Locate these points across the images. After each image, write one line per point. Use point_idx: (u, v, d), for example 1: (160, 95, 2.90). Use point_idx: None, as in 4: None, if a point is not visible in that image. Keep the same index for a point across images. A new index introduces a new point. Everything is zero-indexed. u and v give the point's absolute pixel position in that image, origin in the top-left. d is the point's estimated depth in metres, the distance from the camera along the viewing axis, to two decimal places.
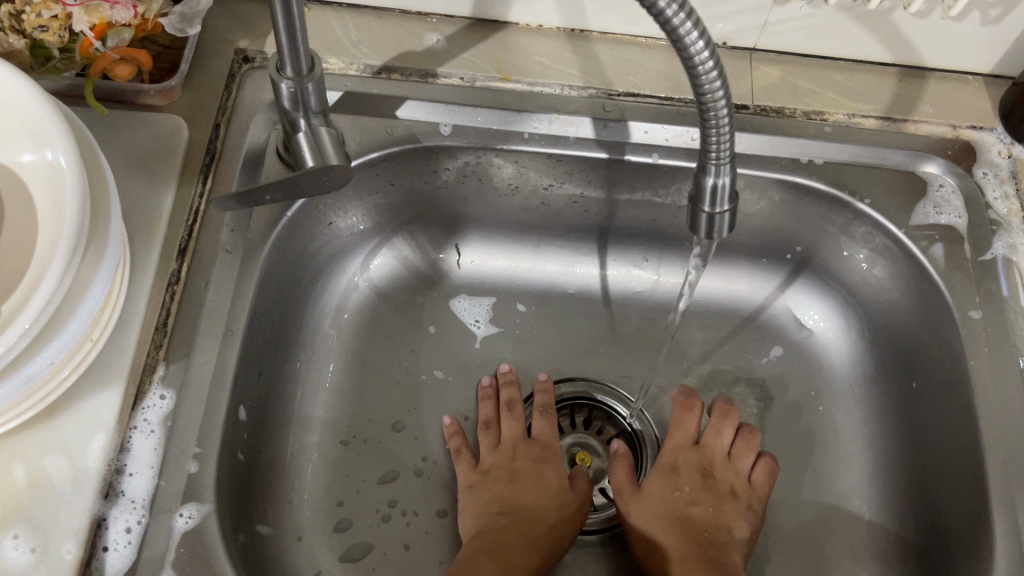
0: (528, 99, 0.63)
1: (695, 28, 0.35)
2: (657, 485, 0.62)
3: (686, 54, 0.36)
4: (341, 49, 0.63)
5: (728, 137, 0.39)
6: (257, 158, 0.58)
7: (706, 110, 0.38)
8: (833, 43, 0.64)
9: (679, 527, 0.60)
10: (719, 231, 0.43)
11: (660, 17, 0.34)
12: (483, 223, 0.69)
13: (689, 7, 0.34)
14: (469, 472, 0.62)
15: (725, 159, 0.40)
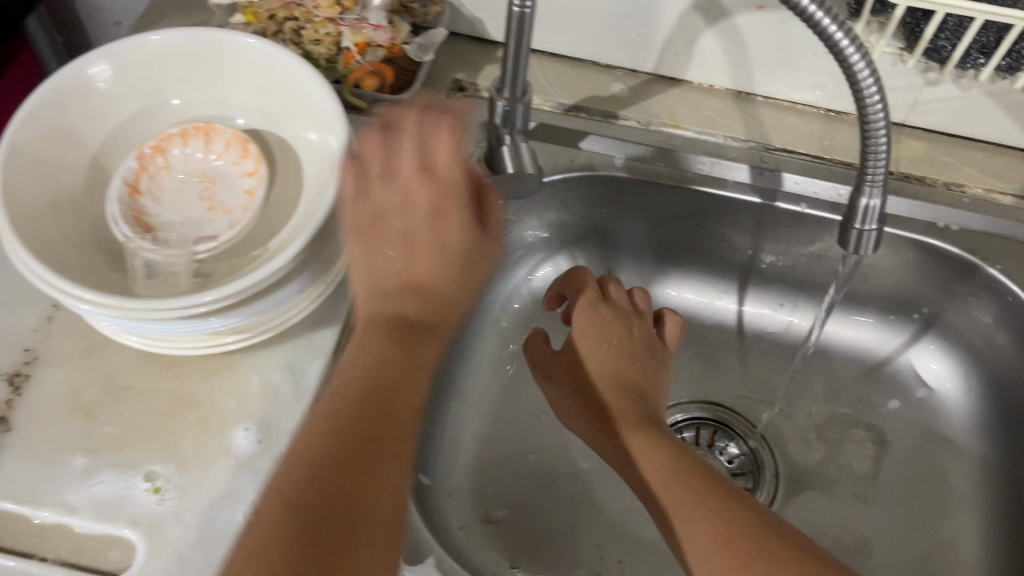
0: (694, 145, 0.73)
1: (863, 59, 0.44)
2: (582, 363, 0.67)
3: (858, 86, 0.45)
4: (540, 88, 0.75)
5: (883, 160, 0.48)
6: None
7: (868, 136, 0.47)
8: (978, 126, 0.71)
9: (599, 392, 0.65)
10: (865, 248, 0.51)
11: (835, 48, 0.44)
12: (639, 250, 0.79)
13: (859, 40, 0.44)
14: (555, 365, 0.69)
15: (878, 181, 0.48)
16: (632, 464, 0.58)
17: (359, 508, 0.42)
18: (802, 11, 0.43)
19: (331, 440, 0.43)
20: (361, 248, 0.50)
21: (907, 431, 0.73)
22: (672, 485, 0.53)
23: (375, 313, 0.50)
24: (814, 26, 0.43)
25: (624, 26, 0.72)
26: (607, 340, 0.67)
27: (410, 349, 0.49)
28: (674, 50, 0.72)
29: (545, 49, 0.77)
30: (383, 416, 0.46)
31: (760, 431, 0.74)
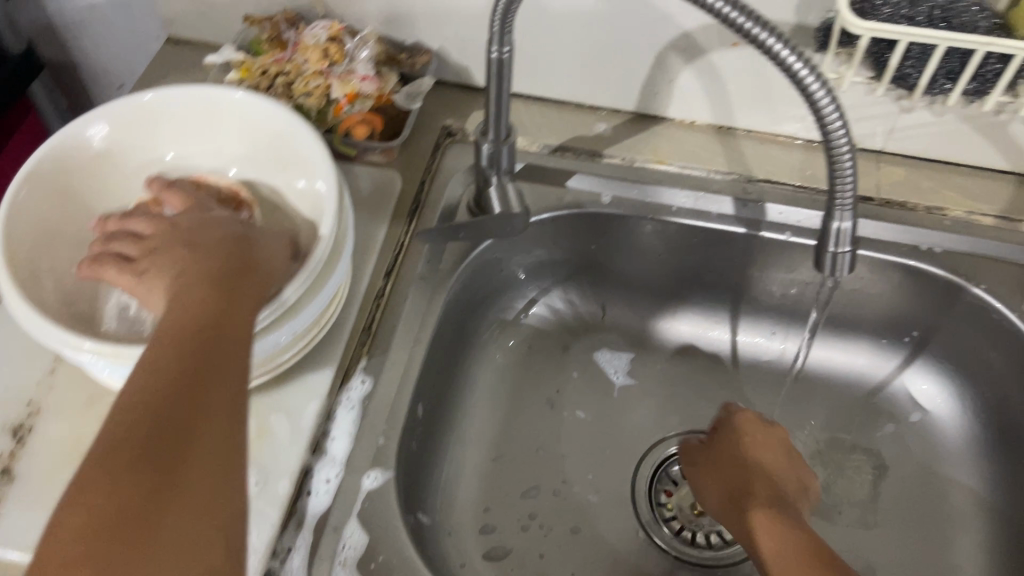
0: (678, 179, 0.74)
1: (824, 89, 0.47)
2: (745, 467, 0.65)
3: (820, 112, 0.47)
4: (526, 130, 0.77)
5: (851, 185, 0.50)
6: (452, 210, 0.72)
7: (834, 164, 0.49)
8: (955, 150, 0.73)
9: (735, 484, 0.65)
10: (840, 270, 0.53)
11: (797, 79, 0.47)
12: (631, 285, 0.80)
13: (820, 71, 0.47)
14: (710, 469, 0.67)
15: (847, 205, 0.51)
16: (762, 541, 0.57)
17: (189, 416, 0.39)
18: (758, 42, 0.46)
19: (159, 371, 0.41)
20: (162, 264, 0.49)
21: (906, 455, 0.73)
22: (800, 555, 0.53)
23: (197, 271, 0.48)
24: (771, 55, 0.46)
25: (605, 67, 0.74)
26: (752, 440, 0.67)
27: (233, 300, 0.47)
28: (655, 89, 0.74)
29: (530, 93, 0.79)
30: (212, 349, 0.43)
31: None
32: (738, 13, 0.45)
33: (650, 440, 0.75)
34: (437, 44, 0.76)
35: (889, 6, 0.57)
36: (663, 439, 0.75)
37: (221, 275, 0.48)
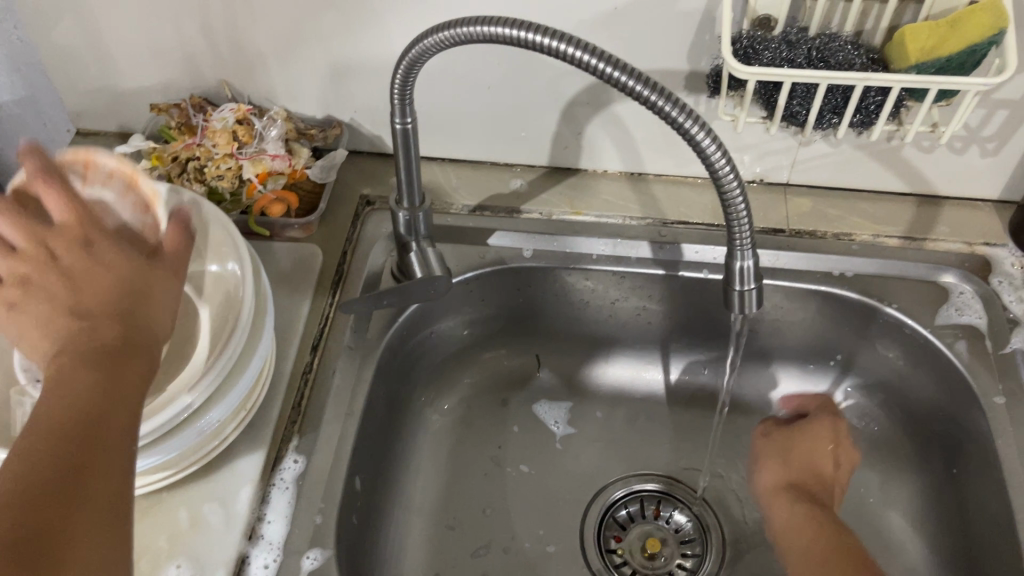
0: (596, 228, 0.76)
1: (705, 133, 0.49)
2: (816, 466, 0.71)
3: (706, 156, 0.50)
4: (444, 193, 0.78)
5: (747, 223, 0.51)
6: (376, 279, 0.73)
7: (728, 206, 0.51)
8: (855, 177, 0.76)
9: (804, 480, 0.71)
10: (750, 307, 0.55)
11: (677, 125, 0.49)
12: (562, 335, 0.81)
13: (698, 116, 0.49)
14: (782, 446, 0.73)
15: (747, 244, 0.52)
16: (782, 531, 0.67)
17: (66, 520, 0.36)
18: (633, 93, 0.49)
19: (33, 473, 0.37)
20: (34, 307, 0.45)
21: None
22: (837, 561, 0.61)
23: (78, 345, 0.43)
24: (649, 104, 0.49)
25: (514, 125, 0.76)
26: (831, 446, 0.73)
27: (120, 375, 0.43)
28: (565, 142, 0.76)
29: (444, 156, 0.80)
30: (98, 444, 0.40)
31: (702, 494, 0.75)
32: (609, 66, 0.48)
33: (594, 487, 0.75)
34: (348, 116, 0.77)
35: (772, 51, 0.59)
36: (608, 485, 0.75)
37: (109, 347, 0.44)
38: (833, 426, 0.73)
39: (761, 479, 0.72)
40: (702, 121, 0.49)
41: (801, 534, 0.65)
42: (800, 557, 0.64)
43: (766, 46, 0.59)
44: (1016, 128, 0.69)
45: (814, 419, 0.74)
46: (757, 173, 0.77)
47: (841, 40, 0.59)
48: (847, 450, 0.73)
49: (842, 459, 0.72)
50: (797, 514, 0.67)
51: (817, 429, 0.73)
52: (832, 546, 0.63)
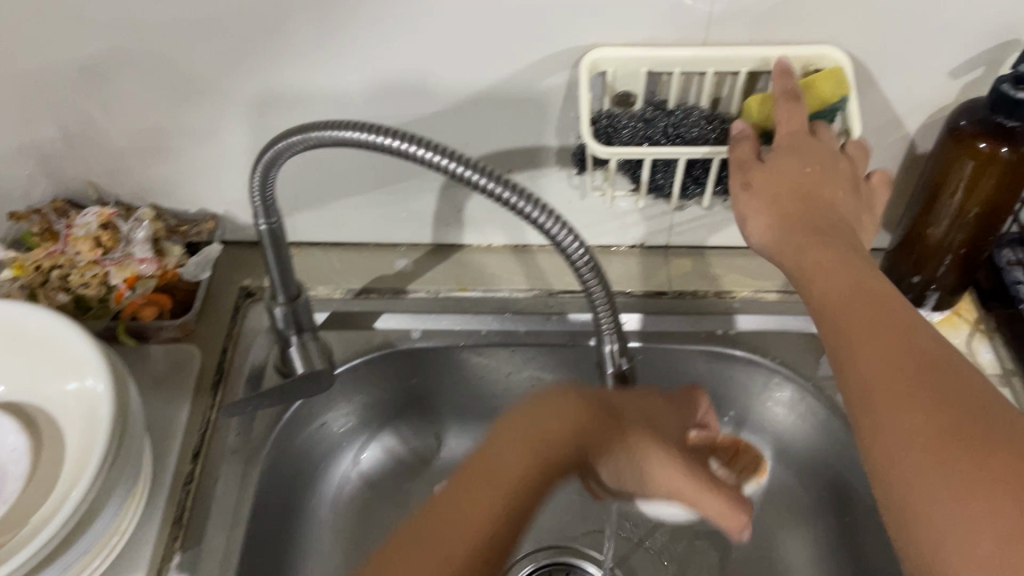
0: (483, 304, 0.75)
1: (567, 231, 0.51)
2: (784, 181, 0.57)
3: (563, 246, 0.52)
4: (325, 278, 0.76)
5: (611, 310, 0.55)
6: (258, 374, 0.71)
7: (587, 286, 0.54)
8: (732, 236, 0.78)
9: (791, 202, 0.58)
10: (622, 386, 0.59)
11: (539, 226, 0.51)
12: (460, 412, 0.79)
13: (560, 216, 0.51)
14: (751, 164, 0.58)
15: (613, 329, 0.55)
16: (845, 349, 0.51)
17: None
18: (496, 195, 0.50)
19: None
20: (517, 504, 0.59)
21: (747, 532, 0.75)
22: (915, 373, 0.47)
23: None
24: (504, 201, 0.51)
25: (394, 208, 0.75)
26: (810, 167, 0.57)
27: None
28: (446, 220, 0.76)
29: (327, 241, 0.79)
30: None
31: (610, 564, 0.74)
32: (462, 166, 0.49)
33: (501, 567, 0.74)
34: (223, 208, 0.76)
35: (629, 129, 0.60)
36: (516, 563, 0.74)
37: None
38: (753, 149, 0.58)
39: (736, 200, 0.60)
40: (557, 213, 0.51)
41: (860, 328, 0.51)
42: (861, 332, 0.51)
43: (624, 125, 0.60)
44: None
45: (757, 175, 0.58)
46: (636, 238, 0.78)
47: (693, 115, 0.61)
48: (810, 144, 0.57)
49: (759, 182, 0.58)
50: (854, 278, 0.54)
51: (778, 177, 0.57)
52: (912, 349, 0.48)
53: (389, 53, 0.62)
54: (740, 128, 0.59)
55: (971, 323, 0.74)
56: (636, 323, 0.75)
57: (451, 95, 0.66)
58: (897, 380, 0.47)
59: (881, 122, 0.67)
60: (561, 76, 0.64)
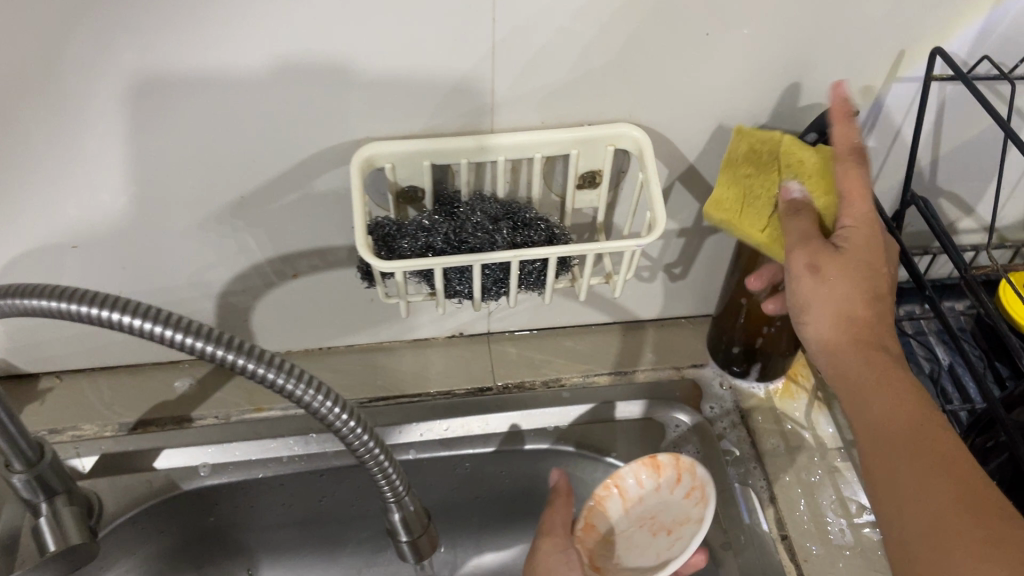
0: (281, 425, 0.66)
1: (332, 400, 0.45)
2: (867, 261, 0.48)
3: (316, 410, 0.45)
4: (94, 414, 0.66)
5: (391, 468, 0.50)
6: (9, 546, 0.59)
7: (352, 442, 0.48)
8: (555, 316, 0.72)
9: (847, 315, 0.48)
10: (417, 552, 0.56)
11: (302, 402, 0.44)
12: (274, 544, 0.69)
13: (325, 386, 0.45)
14: (817, 248, 0.48)
15: (395, 484, 0.50)
16: (872, 454, 0.46)
17: None
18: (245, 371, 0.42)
19: None
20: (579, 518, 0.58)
21: None
22: (890, 439, 0.45)
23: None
24: (240, 369, 0.43)
25: None
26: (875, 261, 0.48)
27: None
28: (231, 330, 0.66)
29: (94, 365, 0.67)
30: None
31: None
32: (185, 334, 0.40)
33: None
34: None
35: (409, 238, 0.53)
36: None
37: None
38: (807, 225, 0.49)
39: (794, 296, 0.50)
40: (327, 386, 0.45)
41: (869, 411, 0.47)
42: (877, 470, 0.45)
43: (402, 234, 0.53)
44: (695, 253, 0.67)
45: (851, 221, 0.49)
46: (453, 328, 0.71)
47: (477, 215, 0.54)
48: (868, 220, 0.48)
49: (846, 215, 0.49)
50: (837, 336, 0.48)
51: (850, 194, 0.48)
52: (903, 415, 0.45)
53: (121, 168, 0.52)
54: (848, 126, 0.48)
55: (808, 390, 0.69)
56: (459, 429, 0.67)
57: (210, 202, 0.56)
58: (887, 474, 0.44)
59: (695, 193, 0.62)
60: (335, 175, 0.56)
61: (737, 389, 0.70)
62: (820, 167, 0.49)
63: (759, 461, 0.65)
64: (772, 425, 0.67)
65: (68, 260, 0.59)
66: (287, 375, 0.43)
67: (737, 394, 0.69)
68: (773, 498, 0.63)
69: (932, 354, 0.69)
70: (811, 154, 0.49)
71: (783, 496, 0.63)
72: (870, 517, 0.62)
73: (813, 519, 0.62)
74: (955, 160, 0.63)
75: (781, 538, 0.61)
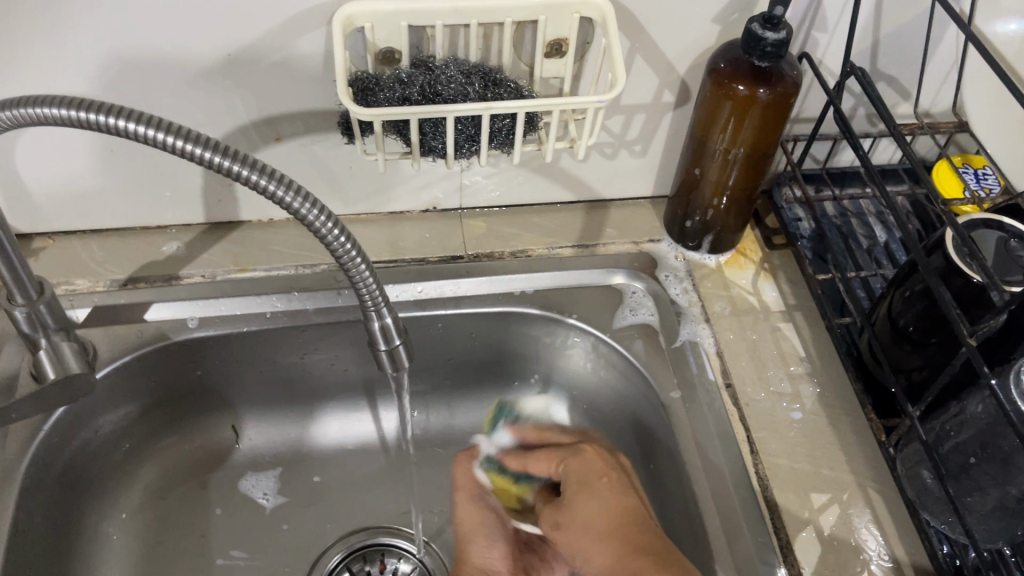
0: (265, 283, 0.70)
1: (325, 216, 0.47)
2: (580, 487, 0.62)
3: (316, 229, 0.47)
4: (87, 269, 0.70)
5: (378, 290, 0.51)
6: (10, 382, 0.63)
7: (350, 270, 0.49)
8: (522, 192, 0.76)
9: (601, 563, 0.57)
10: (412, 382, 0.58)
11: (297, 215, 0.47)
12: (254, 398, 0.74)
13: (321, 204, 0.47)
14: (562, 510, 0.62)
15: (382, 306, 0.52)
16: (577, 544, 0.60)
17: None
18: (241, 178, 0.45)
19: None
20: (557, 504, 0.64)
21: None
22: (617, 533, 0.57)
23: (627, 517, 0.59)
24: (239, 179, 0.45)
25: (155, 186, 0.69)
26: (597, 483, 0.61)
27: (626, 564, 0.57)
28: (216, 195, 0.71)
29: (85, 228, 0.71)
30: None
31: (422, 537, 0.73)
32: (176, 137, 0.43)
33: (311, 558, 0.71)
34: None
35: (387, 91, 0.57)
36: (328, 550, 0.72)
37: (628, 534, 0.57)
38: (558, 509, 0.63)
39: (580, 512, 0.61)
40: (323, 204, 0.47)
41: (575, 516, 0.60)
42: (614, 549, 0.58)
43: (381, 87, 0.57)
44: (653, 130, 0.72)
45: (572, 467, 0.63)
46: (427, 201, 0.76)
47: (450, 71, 0.59)
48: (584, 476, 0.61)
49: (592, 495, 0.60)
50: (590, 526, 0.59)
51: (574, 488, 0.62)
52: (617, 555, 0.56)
53: (118, 12, 0.56)
54: (730, 67, 0.62)
55: (756, 262, 0.75)
56: (433, 291, 0.72)
57: (198, 58, 0.60)
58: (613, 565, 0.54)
59: (656, 68, 0.67)
60: (320, 34, 0.60)
61: (690, 261, 0.76)
62: (766, 106, 0.63)
63: (707, 321, 0.71)
64: (720, 291, 0.73)
65: (56, 134, 0.62)
66: (283, 187, 0.46)
67: (689, 264, 0.75)
68: (719, 353, 0.69)
69: (871, 233, 0.75)
70: (754, 104, 0.63)
71: (728, 350, 0.69)
72: (806, 367, 0.68)
73: (755, 368, 0.68)
74: (895, 41, 0.68)
75: (725, 386, 0.67)
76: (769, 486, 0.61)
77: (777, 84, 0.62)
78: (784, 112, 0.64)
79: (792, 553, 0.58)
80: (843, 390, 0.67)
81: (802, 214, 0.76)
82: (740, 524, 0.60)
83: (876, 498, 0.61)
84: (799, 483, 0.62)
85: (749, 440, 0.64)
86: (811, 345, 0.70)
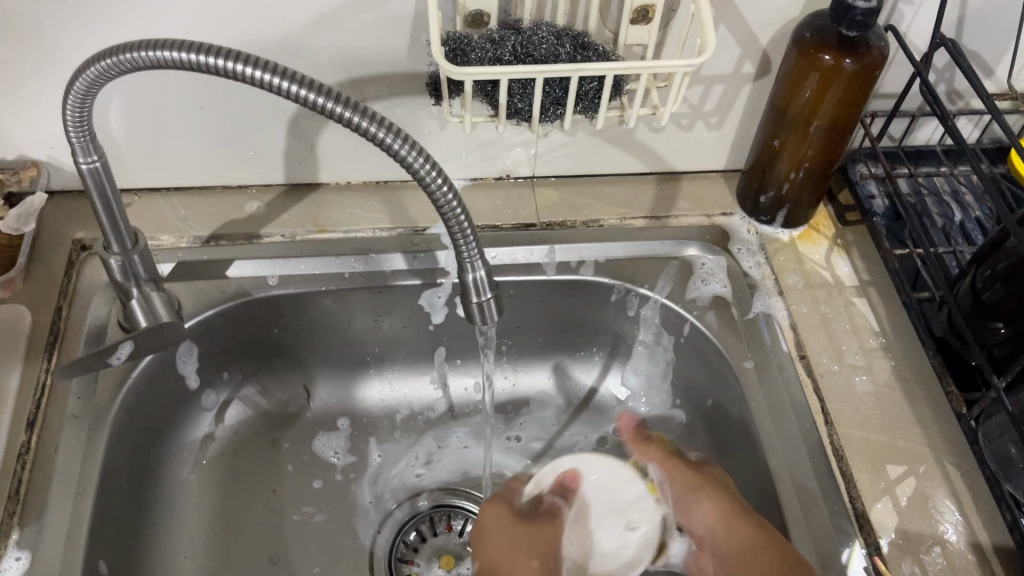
0: (343, 245, 0.72)
1: (430, 165, 0.48)
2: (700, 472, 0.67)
3: (421, 178, 0.48)
4: (171, 226, 0.71)
5: (473, 240, 0.52)
6: (99, 332, 0.65)
7: (448, 219, 0.51)
8: (595, 162, 0.77)
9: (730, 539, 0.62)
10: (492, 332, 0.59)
11: (404, 162, 0.47)
12: (327, 356, 0.76)
13: (426, 153, 0.48)
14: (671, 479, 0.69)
15: (476, 256, 0.53)
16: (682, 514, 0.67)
17: None
18: (353, 125, 0.46)
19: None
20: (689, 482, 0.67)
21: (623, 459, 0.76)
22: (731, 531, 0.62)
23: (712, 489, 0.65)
24: (351, 126, 0.46)
25: (240, 146, 0.70)
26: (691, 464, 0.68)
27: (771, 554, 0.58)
28: (298, 157, 0.72)
29: (169, 185, 0.73)
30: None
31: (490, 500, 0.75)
32: (294, 84, 0.44)
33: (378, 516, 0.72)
34: (45, 154, 0.69)
35: (478, 51, 0.58)
36: (394, 508, 0.73)
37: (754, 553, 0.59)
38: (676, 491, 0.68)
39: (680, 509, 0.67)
40: (428, 153, 0.48)
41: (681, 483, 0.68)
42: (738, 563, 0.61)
43: (472, 48, 0.58)
44: (730, 102, 0.72)
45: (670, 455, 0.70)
46: (503, 168, 0.77)
47: (542, 33, 0.60)
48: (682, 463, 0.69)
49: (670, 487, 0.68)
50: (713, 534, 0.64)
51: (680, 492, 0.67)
52: (748, 538, 0.60)
53: None
54: (816, 38, 0.62)
55: (829, 238, 0.75)
56: (506, 257, 0.72)
57: (290, 19, 0.61)
58: None
59: (738, 39, 0.67)
60: None
61: (762, 235, 0.76)
62: (851, 80, 0.63)
63: (781, 293, 0.71)
64: (793, 265, 0.73)
65: (151, 91, 0.64)
66: (392, 136, 0.47)
67: (762, 238, 0.75)
68: (792, 325, 0.69)
69: (947, 211, 0.74)
70: (839, 77, 0.63)
71: (803, 323, 0.69)
72: (881, 341, 0.68)
73: (829, 341, 0.68)
74: (983, 15, 0.67)
75: (799, 357, 0.67)
76: (844, 456, 0.61)
77: (863, 55, 0.61)
78: (870, 86, 0.63)
79: (868, 523, 0.58)
80: (917, 365, 0.67)
81: (876, 190, 0.76)
82: (814, 492, 0.60)
83: (955, 473, 0.61)
84: (875, 454, 0.62)
85: (823, 412, 0.64)
86: (885, 320, 0.70)
